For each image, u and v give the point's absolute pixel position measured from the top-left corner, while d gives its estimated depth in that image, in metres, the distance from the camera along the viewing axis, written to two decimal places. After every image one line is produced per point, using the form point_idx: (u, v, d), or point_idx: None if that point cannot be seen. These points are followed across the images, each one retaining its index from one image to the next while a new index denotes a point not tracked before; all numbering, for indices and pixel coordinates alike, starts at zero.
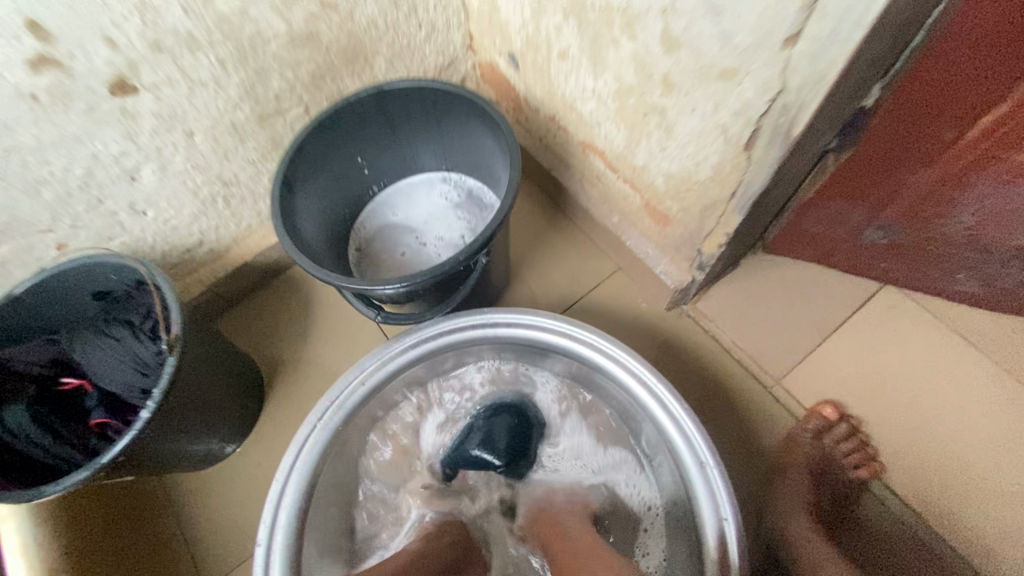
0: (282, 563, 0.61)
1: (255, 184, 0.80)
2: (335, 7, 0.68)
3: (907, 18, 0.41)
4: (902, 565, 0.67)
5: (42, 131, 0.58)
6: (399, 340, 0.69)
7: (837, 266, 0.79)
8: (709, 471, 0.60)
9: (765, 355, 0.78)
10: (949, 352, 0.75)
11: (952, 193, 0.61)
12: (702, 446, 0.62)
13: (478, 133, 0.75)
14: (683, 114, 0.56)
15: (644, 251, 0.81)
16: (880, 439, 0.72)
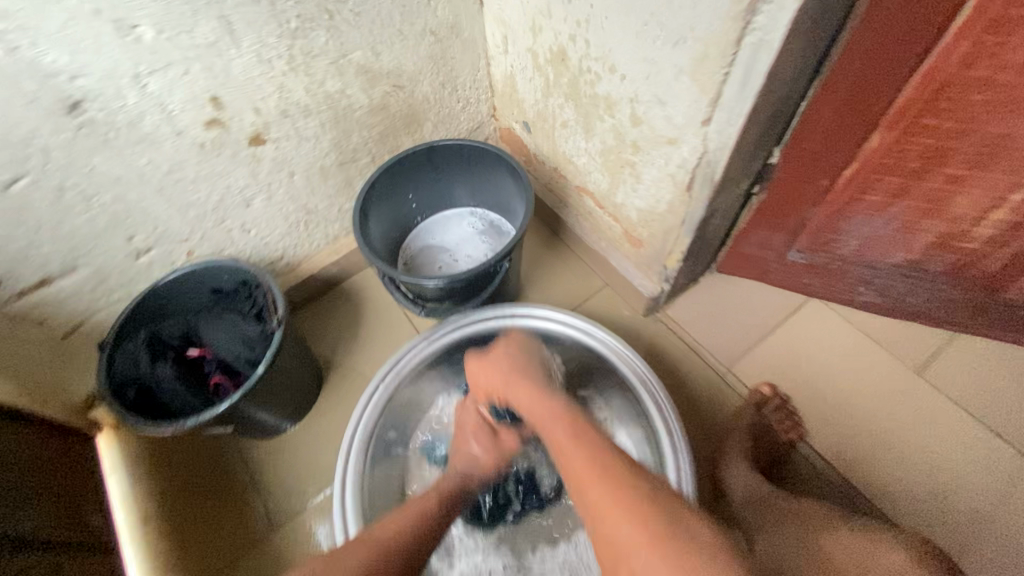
0: (352, 485, 0.81)
1: (328, 213, 1.04)
2: (402, 88, 0.95)
3: (776, 109, 0.67)
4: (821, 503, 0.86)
5: (200, 169, 0.83)
6: (443, 327, 0.92)
7: (774, 282, 1.04)
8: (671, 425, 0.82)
9: (719, 349, 1.01)
10: (860, 346, 0.98)
11: (838, 225, 0.86)
12: (666, 407, 0.83)
13: (501, 178, 1.00)
14: (648, 166, 0.82)
15: (625, 270, 1.05)
16: (806, 412, 0.93)
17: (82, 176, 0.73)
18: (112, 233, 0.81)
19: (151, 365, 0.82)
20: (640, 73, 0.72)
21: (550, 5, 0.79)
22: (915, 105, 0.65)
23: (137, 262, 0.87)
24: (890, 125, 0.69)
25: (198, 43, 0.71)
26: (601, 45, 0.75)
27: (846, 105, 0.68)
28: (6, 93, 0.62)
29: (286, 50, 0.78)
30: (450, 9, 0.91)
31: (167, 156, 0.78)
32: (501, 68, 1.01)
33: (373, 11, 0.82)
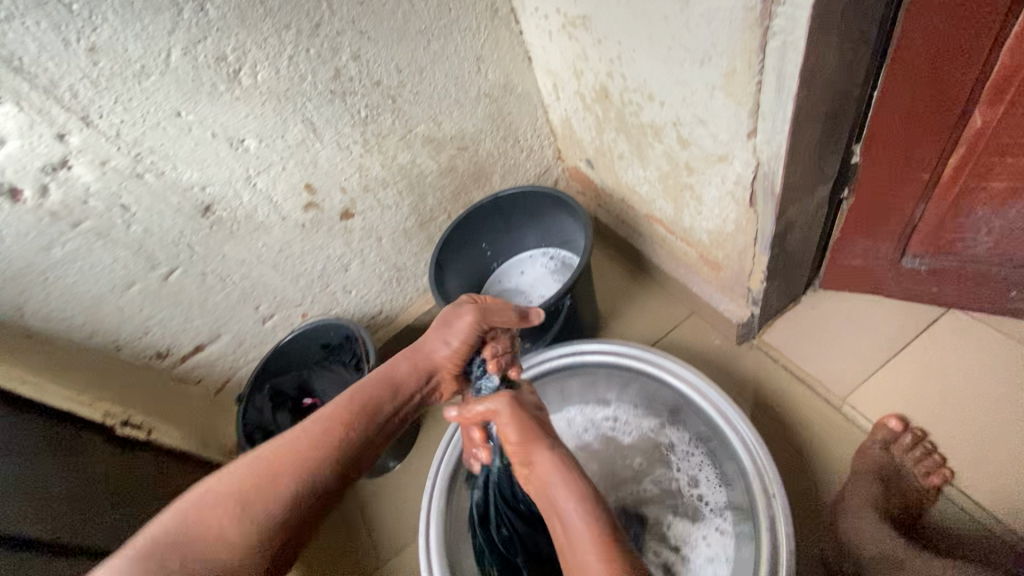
0: (437, 509, 0.84)
1: (416, 267, 1.14)
2: (466, 149, 1.04)
3: (835, 110, 0.60)
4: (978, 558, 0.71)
5: (305, 245, 0.97)
6: (585, 345, 0.89)
7: (895, 294, 0.89)
8: (778, 545, 0.66)
9: (831, 378, 0.88)
10: (1023, 365, 0.80)
11: (958, 222, 0.73)
12: (782, 537, 0.66)
13: (558, 219, 1.07)
14: (705, 187, 0.78)
15: (710, 296, 0.97)
16: (952, 449, 0.78)
17: (217, 263, 0.91)
18: (243, 304, 0.98)
19: (273, 414, 1.01)
20: (675, 97, 0.69)
21: (584, 49, 0.81)
22: (1017, 74, 0.56)
23: (264, 326, 1.03)
24: (993, 101, 0.59)
25: (290, 143, 0.86)
26: (636, 77, 0.74)
27: (923, 88, 0.60)
28: (160, 208, 0.81)
29: (360, 136, 0.91)
30: (500, 70, 0.98)
31: (278, 238, 0.94)
32: (558, 113, 1.05)
33: (429, 88, 0.93)
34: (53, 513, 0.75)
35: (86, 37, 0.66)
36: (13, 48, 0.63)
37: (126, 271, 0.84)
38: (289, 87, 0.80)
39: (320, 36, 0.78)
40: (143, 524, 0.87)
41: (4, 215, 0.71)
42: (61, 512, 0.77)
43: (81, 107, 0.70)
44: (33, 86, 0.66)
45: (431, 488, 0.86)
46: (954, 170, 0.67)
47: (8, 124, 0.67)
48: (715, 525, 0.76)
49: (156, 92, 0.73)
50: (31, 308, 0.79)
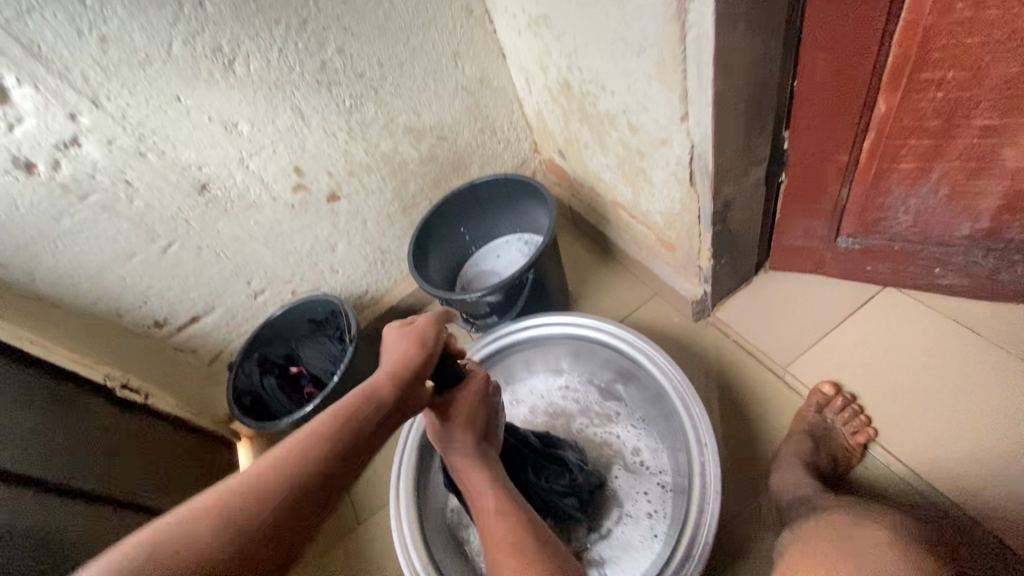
0: (407, 468, 0.92)
1: (399, 251, 1.22)
2: (446, 139, 1.12)
3: (756, 96, 0.69)
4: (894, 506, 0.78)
5: (294, 225, 1.05)
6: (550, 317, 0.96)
7: (835, 274, 0.96)
8: (705, 496, 0.73)
9: (775, 350, 0.95)
10: (946, 335, 0.87)
11: (880, 200, 0.81)
12: (709, 488, 0.74)
13: (531, 205, 1.15)
14: (654, 170, 0.85)
15: (668, 276, 1.05)
16: (878, 411, 0.85)
17: (212, 238, 0.99)
18: (236, 279, 1.06)
19: (260, 378, 1.09)
20: (623, 87, 0.77)
21: (548, 45, 0.89)
22: (908, 62, 0.64)
23: (256, 300, 1.11)
24: (892, 87, 0.68)
25: (280, 129, 0.94)
26: (591, 69, 0.82)
27: (832, 75, 0.68)
28: (160, 184, 0.90)
29: (345, 124, 0.99)
30: (477, 66, 1.07)
31: (269, 218, 1.02)
32: (532, 107, 1.14)
33: (410, 81, 1.01)
34: (61, 462, 0.81)
35: (97, 28, 0.74)
36: (33, 36, 0.72)
37: (128, 242, 0.92)
38: (279, 77, 0.89)
39: (307, 31, 0.87)
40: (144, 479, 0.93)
41: (20, 186, 0.80)
42: (68, 459, 0.81)
43: (91, 90, 0.78)
44: (49, 71, 0.74)
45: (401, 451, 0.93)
46: (868, 150, 0.75)
47: (25, 104, 0.75)
48: (656, 483, 0.86)
49: (158, 78, 0.81)
50: (42, 273, 0.87)
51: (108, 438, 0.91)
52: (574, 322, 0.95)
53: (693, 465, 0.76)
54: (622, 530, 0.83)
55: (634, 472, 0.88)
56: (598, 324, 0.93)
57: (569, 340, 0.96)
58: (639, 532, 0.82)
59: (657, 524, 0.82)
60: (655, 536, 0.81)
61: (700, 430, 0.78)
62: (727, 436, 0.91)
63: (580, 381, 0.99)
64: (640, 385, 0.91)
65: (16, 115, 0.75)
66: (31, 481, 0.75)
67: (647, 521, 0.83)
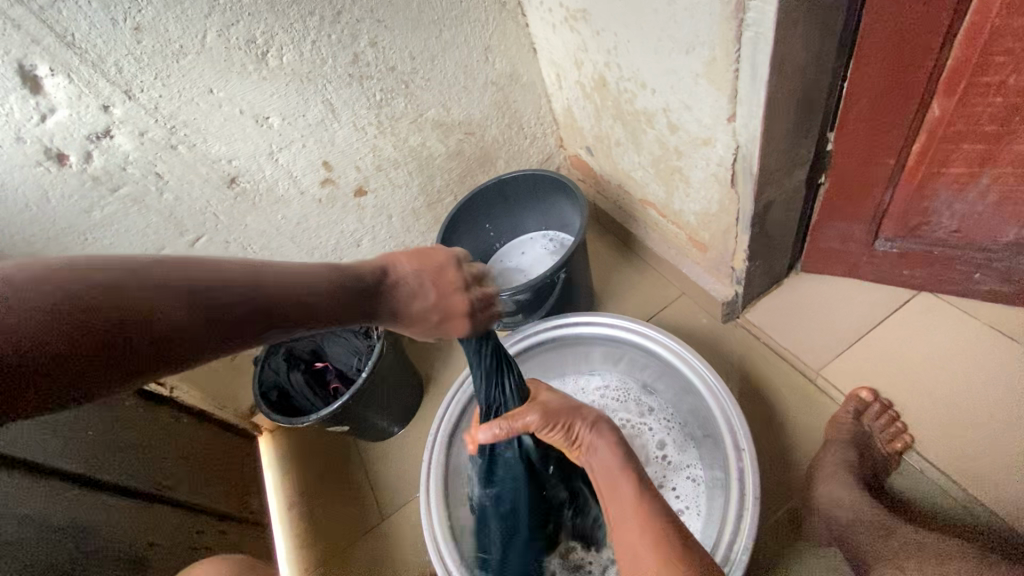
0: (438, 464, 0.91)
1: (423, 246, 1.21)
2: (473, 134, 1.10)
3: (807, 97, 0.68)
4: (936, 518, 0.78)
5: (321, 220, 1.04)
6: (579, 316, 0.96)
7: (869, 278, 0.95)
8: (746, 499, 0.74)
9: (807, 353, 0.94)
10: (984, 340, 0.86)
11: (924, 205, 0.80)
12: (750, 490, 0.75)
13: (558, 202, 1.14)
14: (692, 171, 0.84)
15: (698, 276, 1.04)
16: (916, 417, 0.85)
17: (240, 232, 0.98)
18: None
19: (287, 374, 1.07)
20: (665, 85, 0.76)
21: (584, 40, 0.87)
22: (968, 65, 0.64)
23: None
24: (948, 90, 0.67)
25: (311, 122, 0.93)
26: (631, 66, 0.80)
27: (885, 79, 0.67)
28: (190, 178, 0.89)
29: (375, 118, 0.98)
30: (507, 61, 1.05)
31: (296, 212, 1.01)
32: (560, 102, 1.12)
33: (440, 75, 0.99)
34: (91, 455, 0.79)
35: (132, 18, 0.73)
36: (67, 24, 0.70)
37: (157, 236, 0.91)
38: (311, 70, 0.87)
39: (341, 22, 0.85)
40: (171, 474, 0.91)
41: (52, 178, 0.79)
42: (97, 451, 0.81)
43: (124, 81, 0.77)
44: (83, 60, 0.73)
45: (430, 447, 0.93)
46: (917, 154, 0.75)
47: (58, 94, 0.74)
48: (686, 477, 0.86)
49: (192, 70, 0.80)
50: None
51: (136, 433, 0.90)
52: (608, 322, 0.95)
53: (733, 468, 0.77)
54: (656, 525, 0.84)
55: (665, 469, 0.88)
56: (628, 324, 0.93)
57: (601, 339, 0.96)
58: None
59: (691, 520, 0.83)
60: (690, 530, 0.82)
61: (739, 433, 0.79)
62: (757, 440, 0.90)
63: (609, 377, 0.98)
64: (671, 386, 0.91)
65: (49, 105, 0.74)
66: (60, 473, 0.74)
67: (681, 516, 0.84)
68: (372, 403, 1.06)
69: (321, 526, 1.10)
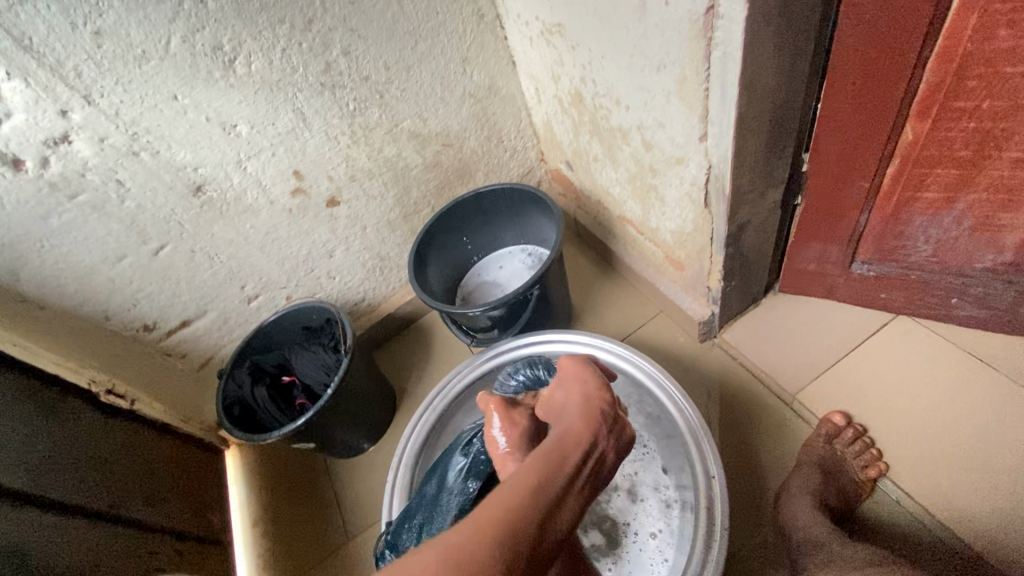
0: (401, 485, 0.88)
1: (399, 258, 1.19)
2: (451, 146, 1.09)
3: (779, 118, 0.67)
4: (908, 548, 0.76)
5: (291, 230, 1.02)
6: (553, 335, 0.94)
7: (846, 299, 0.94)
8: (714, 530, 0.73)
9: (783, 375, 0.92)
10: (960, 366, 0.85)
11: (900, 228, 0.79)
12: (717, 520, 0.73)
13: (536, 216, 1.12)
14: (667, 189, 0.82)
15: (675, 295, 1.02)
16: (891, 444, 0.83)
17: (206, 242, 0.95)
18: (230, 283, 1.03)
19: (251, 388, 1.04)
20: (639, 102, 0.74)
21: (561, 54, 0.86)
22: (941, 90, 0.63)
23: (249, 306, 1.08)
24: (921, 114, 0.66)
25: (281, 131, 0.90)
26: (605, 82, 0.79)
27: (857, 102, 0.66)
28: (154, 185, 0.86)
29: (348, 127, 0.96)
30: (486, 73, 1.04)
31: (266, 222, 0.99)
32: (540, 116, 1.11)
33: (417, 86, 0.98)
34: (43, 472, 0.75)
35: (92, 22, 0.71)
36: (24, 27, 0.68)
37: (118, 244, 0.88)
38: (281, 79, 0.85)
39: (313, 31, 0.84)
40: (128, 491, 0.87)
41: (6, 184, 0.76)
42: (50, 468, 0.76)
43: (84, 86, 0.75)
44: (40, 64, 0.71)
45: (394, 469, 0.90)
46: (891, 177, 0.74)
47: (14, 99, 0.72)
48: (658, 496, 0.82)
49: (155, 75, 0.78)
50: (26, 274, 0.84)
51: (94, 448, 0.86)
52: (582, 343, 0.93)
53: (701, 495, 0.76)
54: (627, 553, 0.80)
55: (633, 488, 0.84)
56: (603, 344, 0.91)
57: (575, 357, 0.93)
58: (645, 555, 0.79)
59: (664, 547, 0.78)
60: (665, 559, 0.78)
61: (709, 460, 0.77)
62: (731, 463, 0.88)
63: None
64: (645, 408, 0.89)
65: (4, 109, 0.72)
66: (5, 492, 0.69)
67: (654, 541, 0.79)
68: (340, 420, 1.03)
69: (285, 547, 1.06)
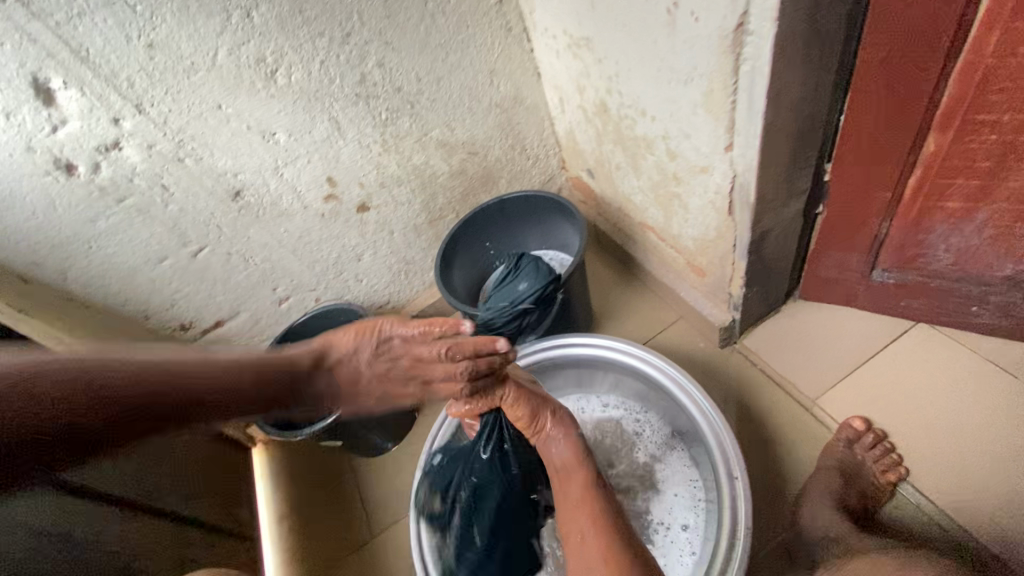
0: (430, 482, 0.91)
1: (423, 262, 1.22)
2: (477, 154, 1.12)
3: (803, 128, 0.69)
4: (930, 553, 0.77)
5: (323, 234, 1.05)
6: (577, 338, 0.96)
7: (866, 307, 0.95)
8: (737, 530, 0.74)
9: (803, 381, 0.94)
10: (983, 375, 0.86)
11: (920, 237, 0.81)
12: (741, 519, 0.75)
13: (558, 223, 1.15)
14: (690, 197, 0.85)
15: (696, 301, 1.04)
16: (911, 449, 0.84)
17: (242, 244, 0.99)
18: (262, 285, 1.06)
19: None
20: (665, 112, 0.77)
21: (587, 66, 0.89)
22: (963, 102, 0.65)
23: (280, 307, 1.11)
24: (943, 126, 0.68)
25: (316, 139, 0.94)
26: (632, 94, 0.82)
27: (881, 112, 0.68)
28: (196, 190, 0.90)
29: (380, 136, 0.99)
30: (512, 84, 1.07)
31: (299, 226, 1.02)
32: (563, 126, 1.14)
33: (445, 96, 1.01)
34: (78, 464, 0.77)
35: (146, 35, 0.75)
36: (82, 40, 0.72)
37: (160, 246, 0.92)
38: (318, 89, 0.89)
39: (349, 44, 0.87)
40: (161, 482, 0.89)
41: (59, 188, 0.80)
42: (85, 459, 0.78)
43: (135, 95, 0.79)
44: (96, 74, 0.75)
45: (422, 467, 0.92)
46: (913, 188, 0.76)
47: (71, 107, 0.76)
48: (682, 491, 0.87)
49: (202, 86, 0.82)
50: (74, 273, 0.88)
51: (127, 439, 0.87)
52: (606, 346, 0.94)
53: (724, 496, 0.77)
54: (658, 548, 0.84)
55: (659, 484, 0.89)
56: (626, 347, 0.93)
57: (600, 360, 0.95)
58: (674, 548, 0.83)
59: (693, 541, 0.82)
60: (693, 553, 0.82)
61: (731, 461, 0.79)
62: (752, 467, 0.90)
63: (609, 400, 0.98)
64: (668, 408, 0.91)
65: (61, 117, 0.76)
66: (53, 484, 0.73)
67: (682, 535, 0.83)
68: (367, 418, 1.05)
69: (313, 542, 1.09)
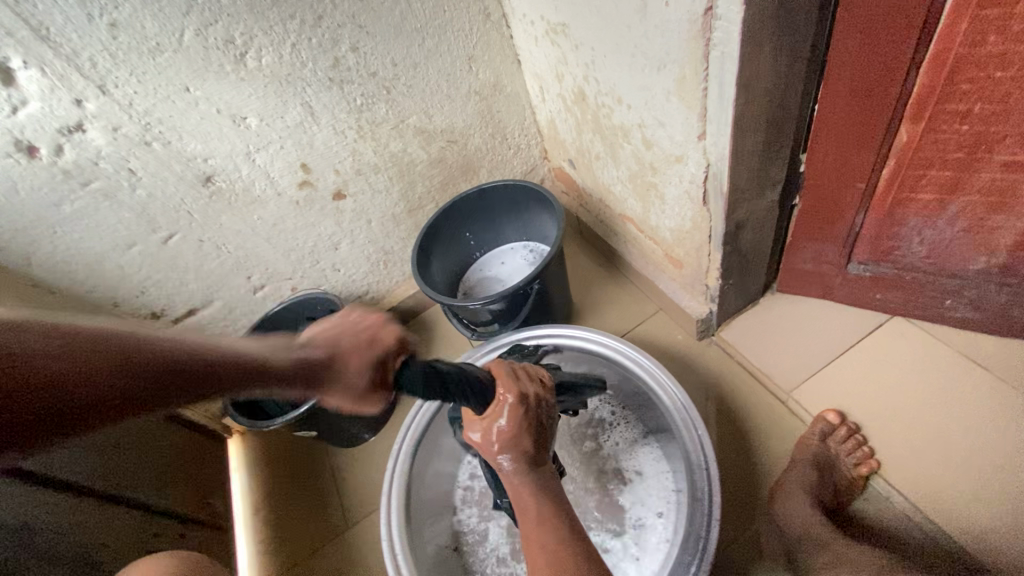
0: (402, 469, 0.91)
1: (403, 252, 1.21)
2: (456, 143, 1.11)
3: (775, 117, 0.68)
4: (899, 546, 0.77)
5: (298, 221, 1.04)
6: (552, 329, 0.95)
7: (843, 300, 0.95)
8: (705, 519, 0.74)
9: (778, 374, 0.93)
10: (955, 369, 0.86)
11: (895, 229, 0.80)
12: (709, 508, 0.75)
13: (538, 213, 1.14)
14: (666, 187, 0.84)
15: (674, 293, 1.03)
16: (882, 442, 0.84)
17: (214, 231, 0.98)
18: (236, 273, 1.05)
19: None
20: (639, 100, 0.76)
21: (565, 53, 0.87)
22: (934, 92, 0.64)
23: (254, 296, 1.09)
24: (915, 116, 0.67)
25: (289, 124, 0.92)
26: (607, 81, 0.81)
27: (853, 100, 0.68)
28: (164, 175, 0.88)
29: (355, 122, 0.98)
30: (491, 71, 1.06)
31: (273, 213, 1.00)
32: (544, 114, 1.12)
33: (422, 83, 0.99)
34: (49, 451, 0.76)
35: (108, 14, 0.73)
36: (42, 18, 0.70)
37: (128, 232, 0.91)
38: (291, 72, 0.87)
39: (322, 27, 0.86)
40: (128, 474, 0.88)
41: (21, 170, 0.78)
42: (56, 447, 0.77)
43: (99, 76, 0.77)
44: (56, 54, 0.73)
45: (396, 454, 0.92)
46: (886, 179, 0.75)
47: (31, 87, 0.74)
48: (653, 480, 0.87)
49: (168, 67, 0.80)
50: (39, 259, 0.86)
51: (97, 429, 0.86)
52: (582, 336, 0.94)
53: (693, 485, 0.77)
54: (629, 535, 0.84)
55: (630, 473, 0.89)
56: (601, 339, 0.92)
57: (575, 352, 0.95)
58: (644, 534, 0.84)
59: (664, 527, 0.83)
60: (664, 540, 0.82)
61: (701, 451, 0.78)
62: (726, 459, 0.89)
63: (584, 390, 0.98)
64: (642, 398, 0.91)
65: (21, 97, 0.74)
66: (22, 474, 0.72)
67: (654, 522, 0.84)
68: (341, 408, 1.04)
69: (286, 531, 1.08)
